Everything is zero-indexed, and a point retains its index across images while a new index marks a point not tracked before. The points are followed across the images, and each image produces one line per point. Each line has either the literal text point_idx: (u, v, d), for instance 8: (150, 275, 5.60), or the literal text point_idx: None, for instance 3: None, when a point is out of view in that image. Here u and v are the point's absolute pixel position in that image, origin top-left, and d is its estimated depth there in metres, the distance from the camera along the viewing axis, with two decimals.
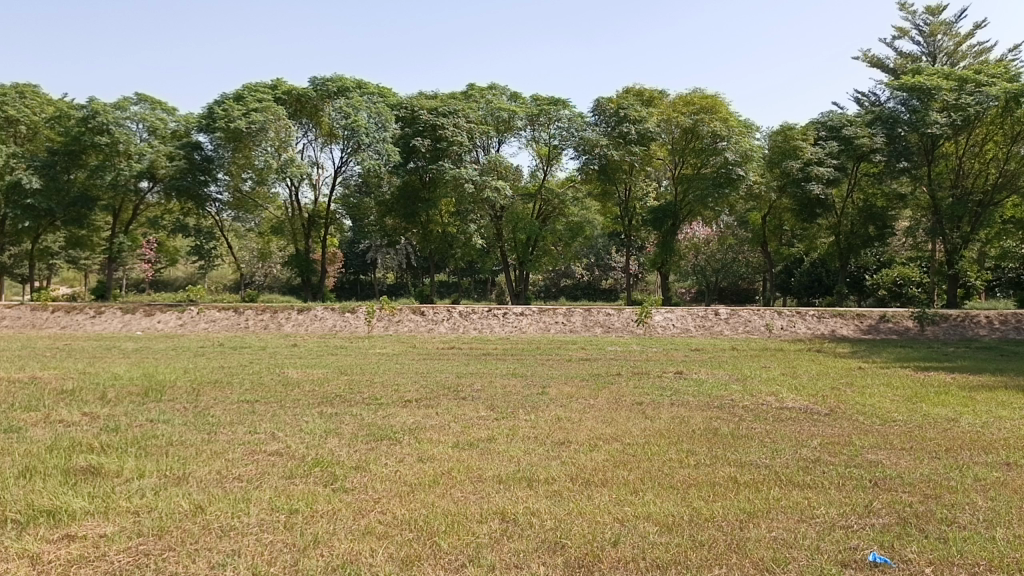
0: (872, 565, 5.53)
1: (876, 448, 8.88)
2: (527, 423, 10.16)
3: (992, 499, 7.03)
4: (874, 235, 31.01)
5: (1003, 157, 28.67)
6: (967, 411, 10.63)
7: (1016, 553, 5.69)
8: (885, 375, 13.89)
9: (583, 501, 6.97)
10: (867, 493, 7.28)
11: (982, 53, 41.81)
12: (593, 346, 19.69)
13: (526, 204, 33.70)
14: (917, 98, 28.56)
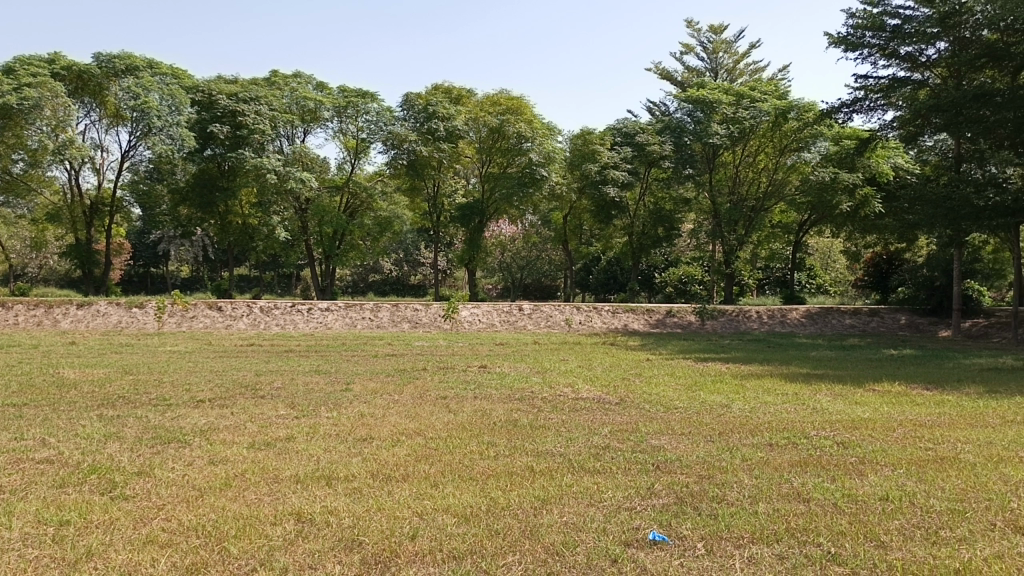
0: (651, 543, 5.94)
1: (659, 434, 9.54)
2: (328, 421, 9.98)
3: (756, 477, 7.77)
4: (663, 236, 32.81)
5: (773, 168, 31.61)
6: (738, 397, 11.68)
7: (773, 525, 6.32)
8: (669, 366, 14.97)
9: (383, 496, 6.96)
10: (650, 476, 7.81)
11: (757, 71, 45.89)
12: (400, 341, 19.64)
13: (333, 196, 33.04)
14: (701, 110, 30.71)
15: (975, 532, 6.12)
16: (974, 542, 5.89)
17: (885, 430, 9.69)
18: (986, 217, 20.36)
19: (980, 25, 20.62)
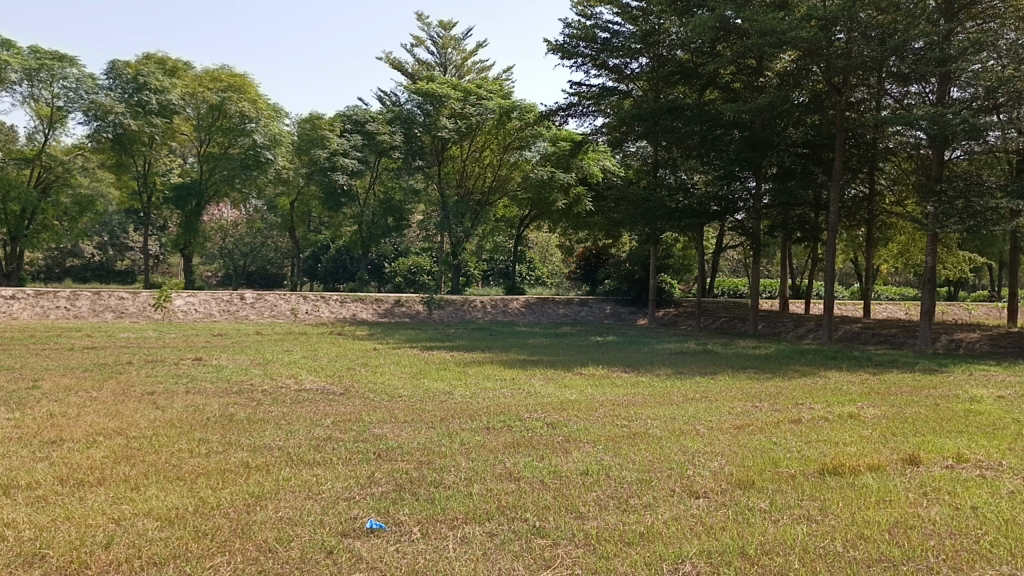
0: (368, 531, 5.95)
1: (382, 422, 9.60)
2: (8, 423, 8.80)
3: (472, 460, 8.08)
4: (392, 226, 32.25)
5: (497, 164, 32.97)
6: (459, 384, 12.11)
7: (486, 504, 6.62)
8: (396, 355, 15.10)
9: (73, 504, 6.27)
10: (370, 465, 7.81)
11: (483, 70, 47.56)
12: (102, 332, 17.82)
13: (20, 169, 29.15)
14: (431, 103, 30.89)
15: (657, 498, 6.85)
16: (657, 507, 6.61)
17: (588, 410, 10.56)
18: (677, 217, 22.89)
19: (675, 45, 23.10)
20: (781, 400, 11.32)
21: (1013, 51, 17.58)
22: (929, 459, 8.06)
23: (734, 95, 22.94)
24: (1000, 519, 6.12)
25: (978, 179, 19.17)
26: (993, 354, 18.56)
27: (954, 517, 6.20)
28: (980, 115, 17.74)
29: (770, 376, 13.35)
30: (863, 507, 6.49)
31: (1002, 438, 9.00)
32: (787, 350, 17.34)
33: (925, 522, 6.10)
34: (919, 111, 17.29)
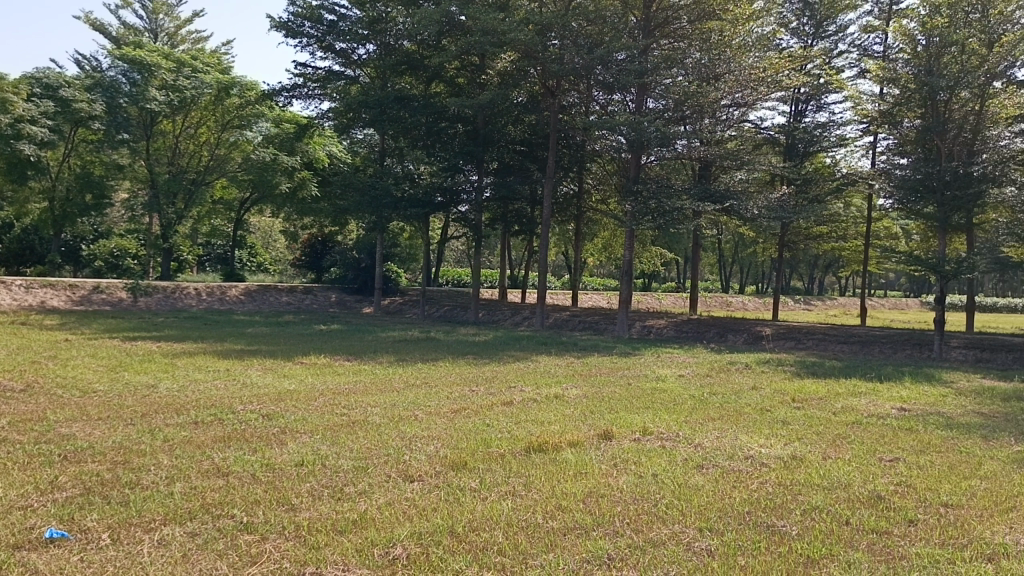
0: (47, 541, 5.31)
1: (70, 422, 8.62)
2: None
3: (176, 457, 7.53)
4: (91, 205, 29.02)
5: (214, 143, 31.03)
6: (166, 376, 11.28)
7: (189, 503, 6.21)
8: (91, 346, 13.67)
9: None
10: (53, 468, 6.99)
11: (199, 42, 44.41)
12: None
13: None
14: (137, 71, 28.58)
15: (372, 485, 6.86)
16: (371, 493, 6.61)
17: (307, 399, 10.34)
18: (403, 206, 23.09)
19: (402, 35, 23.29)
20: (496, 384, 11.91)
21: (698, 69, 19.69)
22: (620, 433, 8.91)
23: (458, 89, 23.68)
24: (674, 483, 6.91)
25: (668, 182, 21.55)
26: (678, 339, 20.99)
27: (638, 484, 6.89)
28: (671, 124, 19.94)
29: (487, 362, 13.99)
30: (562, 480, 7.00)
31: (679, 411, 10.21)
32: (504, 337, 18.27)
33: (614, 490, 6.72)
34: (621, 118, 19.04)
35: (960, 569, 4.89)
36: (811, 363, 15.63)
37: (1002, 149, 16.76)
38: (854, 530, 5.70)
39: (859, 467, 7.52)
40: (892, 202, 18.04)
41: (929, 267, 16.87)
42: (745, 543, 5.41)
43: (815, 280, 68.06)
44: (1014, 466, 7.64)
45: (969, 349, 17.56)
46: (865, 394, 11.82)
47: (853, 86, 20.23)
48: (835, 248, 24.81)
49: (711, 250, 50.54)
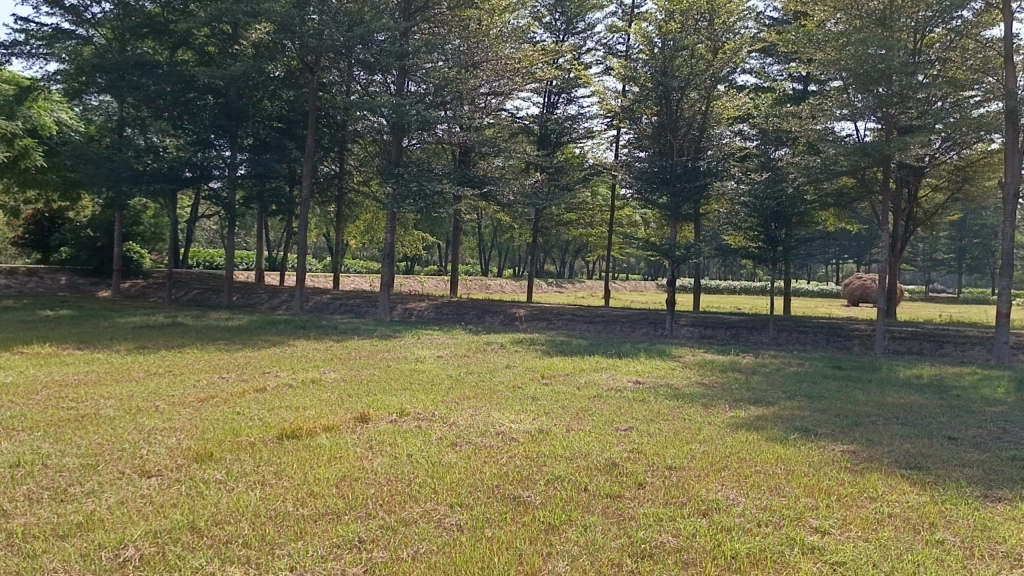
0: None
1: None
2: None
3: None
4: None
5: None
6: None
7: None
8: None
9: None
10: None
11: None
12: None
13: None
14: None
15: (103, 483, 6.30)
16: (100, 492, 6.06)
17: (27, 393, 9.28)
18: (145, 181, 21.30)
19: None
20: (248, 370, 11.42)
21: (457, 55, 20.66)
22: (377, 415, 8.89)
23: (209, 58, 22.33)
24: (428, 462, 7.02)
25: (428, 166, 21.83)
26: (438, 321, 21.34)
27: (392, 465, 6.93)
28: (431, 109, 20.19)
29: (240, 348, 13.34)
30: (315, 466, 6.86)
31: (436, 391, 10.42)
32: (258, 321, 17.52)
33: (368, 473, 6.69)
34: (382, 100, 19.02)
35: (677, 524, 5.42)
36: (560, 341, 16.58)
37: (724, 146, 18.63)
38: (591, 496, 6.12)
39: (597, 437, 8.09)
40: (632, 191, 19.53)
41: (662, 252, 18.51)
42: (492, 516, 5.62)
43: (567, 264, 72.22)
44: (727, 429, 8.62)
45: (695, 327, 19.53)
46: (606, 369, 12.77)
47: (599, 81, 21.54)
48: (584, 234, 26.45)
49: (472, 234, 51.90)
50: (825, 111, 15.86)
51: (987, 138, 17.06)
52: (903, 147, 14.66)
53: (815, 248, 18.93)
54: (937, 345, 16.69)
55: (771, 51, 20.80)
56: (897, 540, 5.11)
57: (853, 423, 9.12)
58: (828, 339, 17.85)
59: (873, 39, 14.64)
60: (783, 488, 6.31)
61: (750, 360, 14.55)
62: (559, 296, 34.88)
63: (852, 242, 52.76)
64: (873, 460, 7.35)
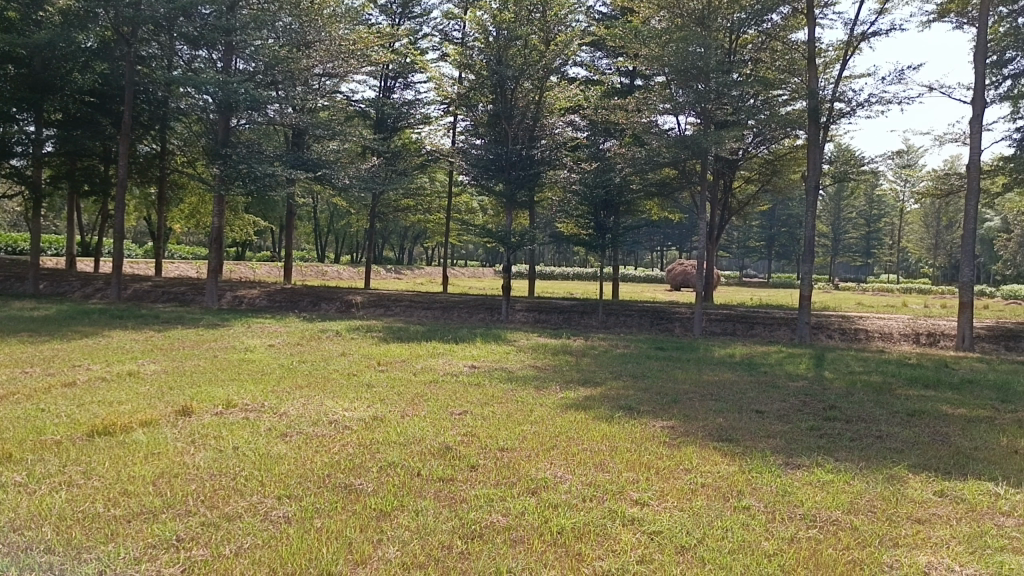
0: None
1: None
2: None
3: None
4: None
5: None
6: None
7: None
8: None
9: None
10: None
11: None
12: None
13: None
14: None
15: None
16: None
17: None
18: None
19: None
20: (57, 363, 10.55)
21: (288, 33, 20.05)
22: (201, 408, 8.48)
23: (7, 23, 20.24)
24: (255, 455, 6.68)
25: (258, 148, 21.17)
26: (270, 309, 20.63)
27: (216, 460, 6.55)
28: (262, 89, 19.64)
29: (46, 340, 12.29)
30: (130, 464, 6.39)
31: (266, 381, 10.08)
32: (68, 311, 16.22)
33: (190, 469, 6.29)
34: (207, 77, 18.18)
35: (507, 504, 5.45)
36: (397, 328, 16.48)
37: (557, 135, 19.02)
38: (424, 481, 6.02)
39: (431, 422, 8.09)
40: (468, 178, 19.63)
41: (498, 239, 18.78)
42: (322, 506, 5.35)
43: (405, 251, 71.77)
44: (557, 410, 8.90)
45: (529, 312, 20.01)
46: (442, 355, 12.83)
47: (435, 66, 21.48)
48: (421, 220, 26.39)
49: (307, 219, 50.44)
50: (651, 104, 16.64)
51: (791, 134, 18.58)
52: (719, 141, 15.69)
53: (641, 235, 19.89)
54: (749, 326, 18.02)
55: (600, 45, 21.54)
56: (708, 508, 5.46)
57: (673, 400, 9.68)
58: (653, 322, 18.84)
59: (692, 38, 15.53)
60: (608, 465, 6.58)
61: (581, 343, 15.10)
62: (397, 283, 34.70)
63: (676, 231, 55.75)
64: (689, 434, 7.84)
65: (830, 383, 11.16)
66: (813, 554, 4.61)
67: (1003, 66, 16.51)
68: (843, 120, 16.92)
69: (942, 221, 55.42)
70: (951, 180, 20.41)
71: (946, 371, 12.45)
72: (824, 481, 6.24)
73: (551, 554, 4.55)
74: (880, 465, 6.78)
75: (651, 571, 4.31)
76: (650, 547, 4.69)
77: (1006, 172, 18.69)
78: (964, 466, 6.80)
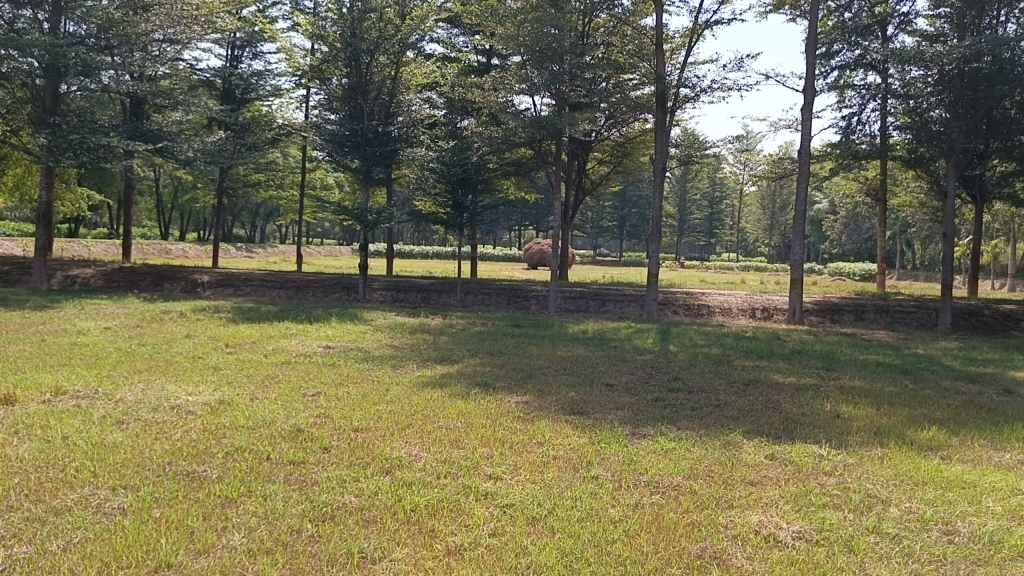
0: None
1: None
2: None
3: None
4: None
5: None
6: None
7: None
8: None
9: None
10: None
11: None
12: None
13: None
14: None
15: None
16: None
17: None
18: None
19: None
20: None
21: None
22: (25, 396, 7.81)
23: None
24: (87, 444, 6.18)
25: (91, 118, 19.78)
26: (107, 290, 19.35)
27: (42, 451, 6.00)
28: (95, 53, 18.46)
29: None
30: None
31: (101, 366, 9.43)
32: None
33: (12, 461, 5.74)
34: (32, 40, 16.84)
35: (360, 484, 5.35)
36: (247, 308, 15.87)
37: (413, 112, 18.83)
38: (273, 465, 5.78)
39: (281, 404, 7.84)
40: (323, 154, 19.07)
41: (353, 217, 18.42)
42: (161, 496, 5.01)
43: (257, 228, 69.02)
44: (413, 388, 8.87)
45: (387, 291, 19.80)
46: (295, 336, 12.45)
47: (285, 36, 20.68)
48: (273, 196, 25.49)
49: (148, 194, 47.48)
50: (507, 84, 16.75)
51: (641, 117, 19.28)
52: (572, 122, 16.05)
53: (498, 214, 20.06)
54: (601, 303, 18.61)
55: (457, 22, 21.43)
56: (559, 479, 5.60)
57: (527, 375, 9.86)
58: (510, 300, 19.11)
59: (546, 19, 15.76)
60: (463, 441, 6.61)
61: (439, 322, 15.09)
62: (248, 262, 33.44)
63: (533, 211, 56.60)
64: (542, 409, 8.00)
65: (675, 356, 11.73)
66: (655, 519, 4.82)
67: (831, 57, 17.74)
68: (689, 105, 17.69)
69: (777, 203, 59.34)
70: (785, 164, 21.80)
71: (779, 343, 13.35)
72: (667, 449, 6.53)
73: (404, 532, 4.50)
74: (718, 432, 7.17)
75: (503, 543, 4.35)
76: (501, 520, 4.74)
77: (832, 157, 20.16)
78: (793, 430, 7.32)
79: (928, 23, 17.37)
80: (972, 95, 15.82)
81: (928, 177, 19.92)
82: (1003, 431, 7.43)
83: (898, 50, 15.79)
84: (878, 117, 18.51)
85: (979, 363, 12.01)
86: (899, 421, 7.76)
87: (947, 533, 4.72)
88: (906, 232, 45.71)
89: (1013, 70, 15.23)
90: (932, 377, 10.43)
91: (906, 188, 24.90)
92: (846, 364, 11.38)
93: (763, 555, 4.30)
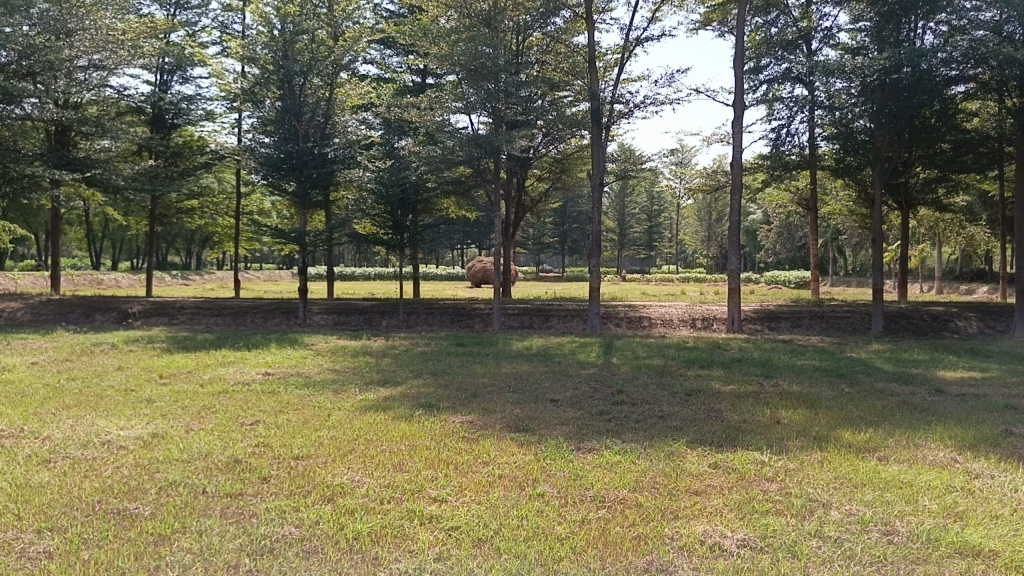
0: None
1: None
2: None
3: None
4: None
5: None
6: None
7: None
8: None
9: None
10: None
11: None
12: None
13: None
14: None
15: None
16: None
17: None
18: None
19: None
20: None
21: (45, 21, 18.75)
22: None
23: None
24: (11, 486, 5.88)
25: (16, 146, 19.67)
26: (34, 323, 18.69)
27: None
28: (17, 81, 18.37)
29: None
30: None
31: (28, 403, 9.04)
32: None
33: None
34: None
35: (301, 515, 5.19)
36: (182, 337, 15.46)
37: (350, 134, 18.66)
38: (208, 499, 5.59)
39: (218, 435, 7.60)
40: (259, 178, 18.82)
41: (292, 241, 18.22)
42: (91, 536, 4.79)
43: (193, 255, 67.47)
44: (355, 413, 8.68)
45: (327, 314, 19.58)
46: (232, 364, 12.15)
47: (216, 60, 20.36)
48: (209, 223, 25.14)
49: (76, 223, 46.24)
50: (442, 103, 16.52)
51: (577, 134, 19.45)
52: (509, 140, 16.15)
53: (440, 233, 20.03)
54: (545, 319, 18.65)
55: (389, 42, 21.62)
56: (504, 499, 5.53)
57: (471, 395, 9.77)
58: (454, 318, 19.03)
59: (480, 38, 15.84)
60: (406, 465, 6.49)
61: (381, 344, 14.89)
62: (183, 290, 32.59)
63: None
64: (487, 428, 7.91)
65: (617, 369, 11.78)
66: (601, 534, 4.79)
67: (760, 71, 18.05)
68: (623, 120, 17.97)
69: (714, 216, 61.33)
70: (719, 176, 22.36)
71: (719, 352, 13.50)
72: (611, 462, 6.52)
73: (346, 562, 4.37)
74: (662, 443, 7.20)
75: (449, 568, 4.25)
76: (446, 544, 4.65)
77: (764, 169, 20.69)
78: (734, 438, 7.39)
79: (850, 37, 18.00)
80: (894, 105, 16.23)
81: (857, 185, 20.56)
82: (934, 430, 7.62)
83: (821, 62, 16.11)
84: (807, 128, 18.99)
85: (909, 364, 12.37)
86: (836, 425, 7.88)
87: (887, 533, 4.79)
88: (837, 240, 47.13)
89: (931, 80, 15.73)
90: (866, 380, 10.66)
91: (835, 198, 25.72)
92: (784, 370, 11.54)
93: (709, 565, 4.29)
